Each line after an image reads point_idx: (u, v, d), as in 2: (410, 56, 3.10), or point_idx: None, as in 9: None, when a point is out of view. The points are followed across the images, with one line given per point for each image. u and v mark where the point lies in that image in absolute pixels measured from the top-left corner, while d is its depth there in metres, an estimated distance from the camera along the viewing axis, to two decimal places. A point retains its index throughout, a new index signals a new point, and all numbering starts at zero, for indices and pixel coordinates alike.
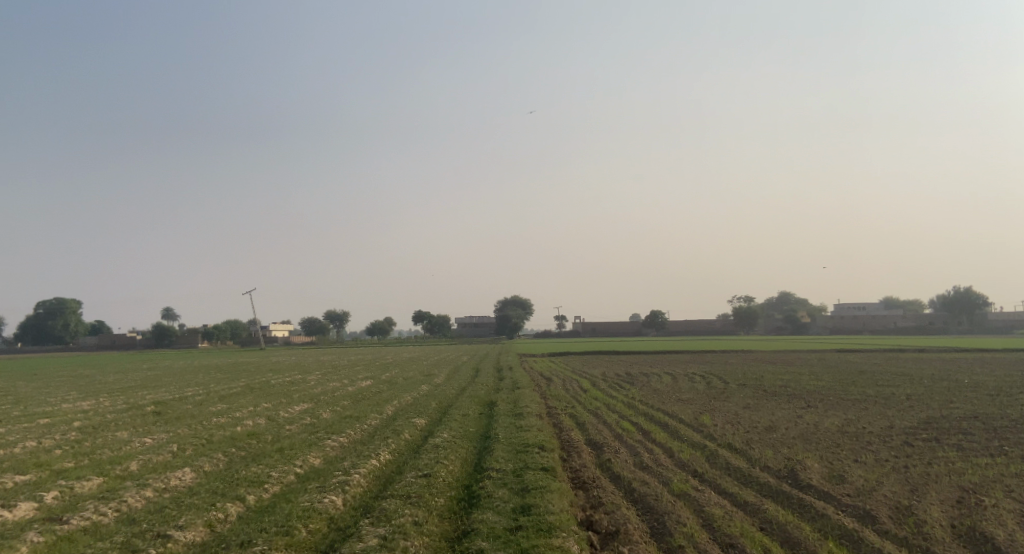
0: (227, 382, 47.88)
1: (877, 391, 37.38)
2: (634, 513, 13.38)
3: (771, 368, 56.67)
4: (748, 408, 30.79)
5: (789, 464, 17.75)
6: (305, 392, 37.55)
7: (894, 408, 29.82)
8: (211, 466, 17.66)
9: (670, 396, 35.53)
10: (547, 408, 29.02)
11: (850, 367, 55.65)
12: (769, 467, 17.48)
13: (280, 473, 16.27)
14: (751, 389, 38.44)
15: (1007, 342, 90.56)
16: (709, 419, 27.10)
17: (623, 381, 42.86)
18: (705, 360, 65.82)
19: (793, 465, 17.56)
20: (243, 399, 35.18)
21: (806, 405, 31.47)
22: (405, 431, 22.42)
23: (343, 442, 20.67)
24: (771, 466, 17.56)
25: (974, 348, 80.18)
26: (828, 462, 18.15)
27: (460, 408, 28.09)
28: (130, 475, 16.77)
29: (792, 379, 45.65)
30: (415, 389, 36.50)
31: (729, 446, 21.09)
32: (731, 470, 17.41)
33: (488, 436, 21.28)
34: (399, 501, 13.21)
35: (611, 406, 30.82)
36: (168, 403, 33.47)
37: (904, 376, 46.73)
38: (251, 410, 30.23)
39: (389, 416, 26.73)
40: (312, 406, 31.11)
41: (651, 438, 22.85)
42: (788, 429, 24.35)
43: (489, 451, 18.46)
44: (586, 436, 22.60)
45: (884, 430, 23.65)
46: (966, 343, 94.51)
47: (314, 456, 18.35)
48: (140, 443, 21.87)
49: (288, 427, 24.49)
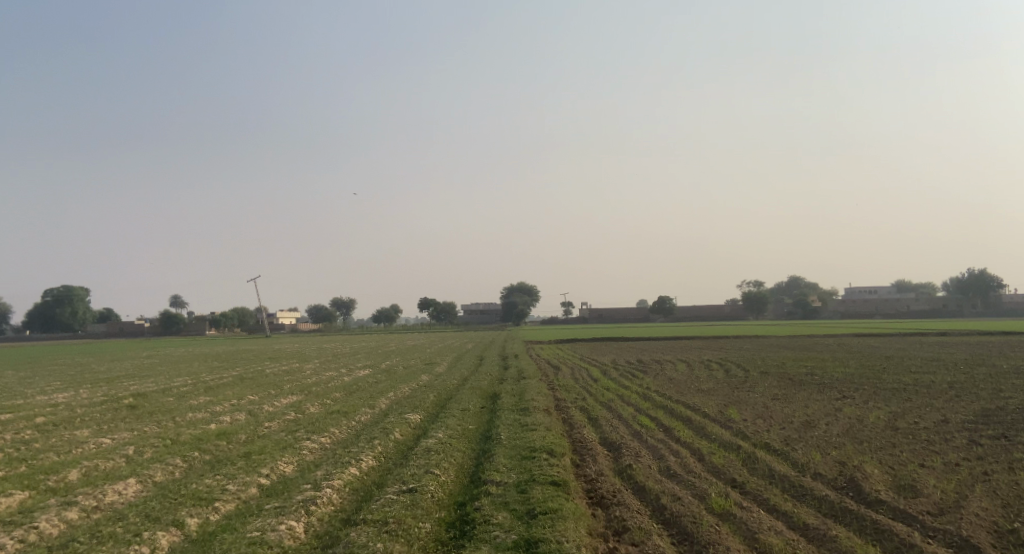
0: (220, 372, 45.48)
1: (913, 379, 34.65)
2: (669, 543, 10.77)
3: (790, 354, 54.17)
4: (777, 400, 28.09)
5: (845, 471, 15.11)
6: (298, 383, 34.93)
7: (942, 399, 26.97)
8: (162, 476, 14.95)
9: (689, 385, 32.96)
10: (556, 401, 26.40)
11: (873, 354, 52.80)
12: (822, 477, 14.71)
13: (236, 485, 13.58)
14: (776, 378, 35.70)
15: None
16: (736, 413, 24.40)
17: (636, 369, 40.26)
18: (718, 347, 62.91)
19: (850, 473, 14.93)
20: (229, 391, 32.58)
21: (841, 396, 28.74)
22: (395, 430, 19.76)
23: (323, 445, 17.98)
24: (825, 475, 14.77)
25: (991, 331, 78.05)
26: (890, 468, 15.50)
27: (461, 401, 25.47)
28: (62, 489, 14.13)
29: (816, 366, 43.00)
30: (415, 380, 33.83)
31: (768, 447, 18.35)
32: (776, 479, 14.65)
33: (489, 437, 18.62)
34: (372, 531, 10.61)
35: (625, 398, 28.19)
36: (147, 396, 30.80)
37: (933, 363, 43.99)
38: (232, 404, 27.42)
39: (381, 411, 24.13)
40: (301, 399, 28.35)
41: (674, 437, 20.13)
42: (831, 425, 21.55)
43: (491, 457, 15.76)
44: (601, 434, 20.00)
45: (939, 427, 20.93)
46: (983, 326, 92.67)
47: (284, 462, 15.66)
48: (95, 444, 19.18)
49: (267, 424, 21.81)
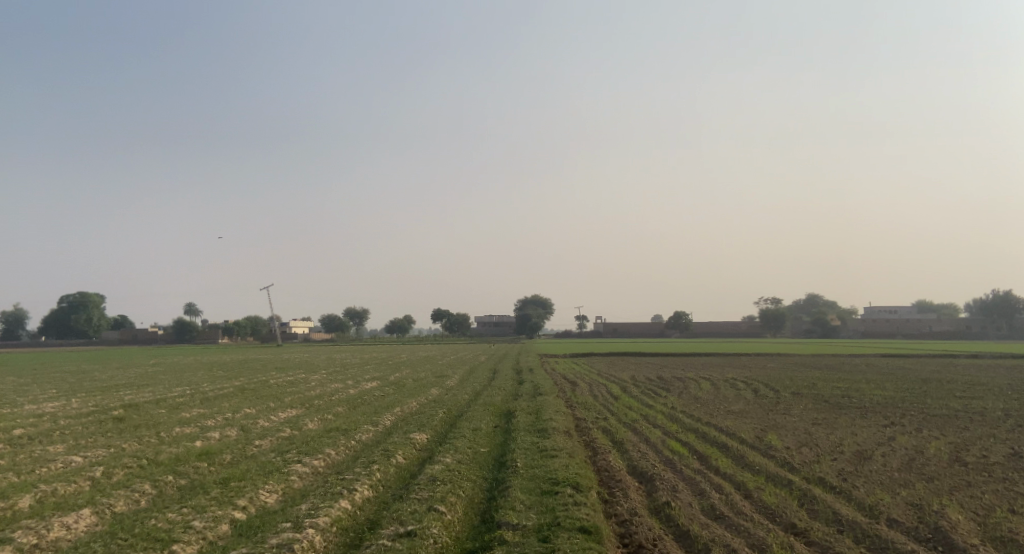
0: (223, 381, 43.34)
1: (960, 404, 32.30)
2: None
3: (818, 374, 51.67)
4: (819, 425, 25.84)
5: (926, 529, 12.98)
6: (299, 396, 32.72)
7: (1003, 430, 24.88)
8: (123, 506, 12.78)
9: (718, 406, 30.67)
10: (576, 421, 24.15)
11: (907, 375, 50.25)
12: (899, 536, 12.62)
13: (203, 522, 11.42)
14: (811, 401, 33.30)
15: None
16: (777, 440, 22.09)
17: (658, 386, 37.97)
18: (739, 365, 60.34)
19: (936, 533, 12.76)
20: (227, 403, 30.38)
21: (889, 423, 26.45)
22: (398, 453, 17.57)
23: (316, 470, 15.84)
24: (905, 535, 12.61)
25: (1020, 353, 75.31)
26: (975, 525, 13.37)
27: (473, 420, 23.26)
28: (4, 521, 12.01)
29: (850, 388, 40.58)
30: (424, 394, 31.63)
31: (825, 485, 16.29)
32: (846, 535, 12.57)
33: (503, 464, 16.42)
34: None
35: (651, 419, 25.91)
36: (138, 406, 28.57)
37: (974, 387, 41.57)
38: (227, 418, 25.25)
39: (384, 429, 21.94)
40: (300, 414, 26.18)
41: (712, 467, 17.91)
42: (888, 459, 19.73)
43: (505, 490, 13.55)
44: (628, 461, 17.81)
45: (1010, 463, 19.25)
46: (1008, 347, 89.89)
47: (266, 492, 13.44)
48: (62, 464, 16.93)
49: (258, 442, 19.62)
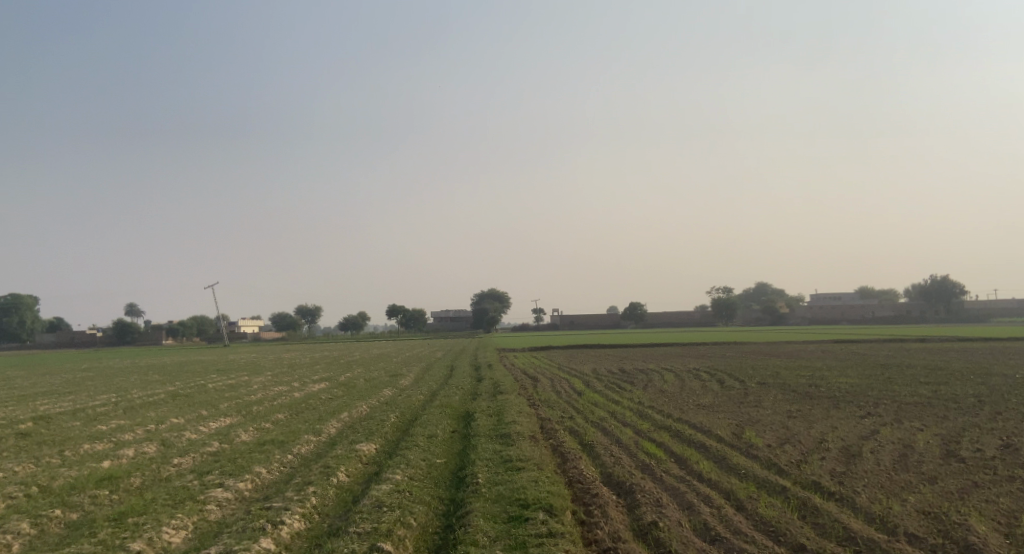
0: (155, 387, 40.20)
1: (930, 391, 31.07)
2: None
3: (778, 362, 50.47)
4: (795, 418, 24.21)
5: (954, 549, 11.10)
6: (235, 402, 29.94)
7: (986, 419, 23.49)
8: None
9: (687, 399, 28.85)
10: (540, 422, 22.02)
11: (867, 361, 49.26)
12: None
13: None
14: (779, 391, 31.72)
15: (990, 330, 85.90)
16: (758, 438, 20.22)
17: (620, 380, 36.04)
18: (698, 355, 58.89)
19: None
20: (154, 412, 27.56)
21: (867, 414, 24.91)
22: (339, 470, 15.22)
23: (241, 495, 13.48)
24: None
25: (964, 337, 75.23)
26: (1001, 539, 11.57)
27: (426, 425, 20.95)
28: None
29: (813, 376, 39.24)
30: (374, 395, 29.21)
31: (821, 491, 14.41)
32: None
33: (461, 481, 14.20)
34: None
35: (619, 416, 23.92)
36: (51, 419, 25.61)
37: (937, 373, 40.46)
38: (148, 431, 22.55)
39: (327, 441, 19.52)
40: (231, 424, 23.55)
41: (695, 473, 15.97)
42: (880, 456, 18.02)
43: (465, 517, 11.37)
44: (602, 470, 15.73)
45: (1010, 457, 17.65)
46: (950, 331, 90.20)
47: (171, 529, 11.07)
48: None
49: (177, 460, 17.12)
